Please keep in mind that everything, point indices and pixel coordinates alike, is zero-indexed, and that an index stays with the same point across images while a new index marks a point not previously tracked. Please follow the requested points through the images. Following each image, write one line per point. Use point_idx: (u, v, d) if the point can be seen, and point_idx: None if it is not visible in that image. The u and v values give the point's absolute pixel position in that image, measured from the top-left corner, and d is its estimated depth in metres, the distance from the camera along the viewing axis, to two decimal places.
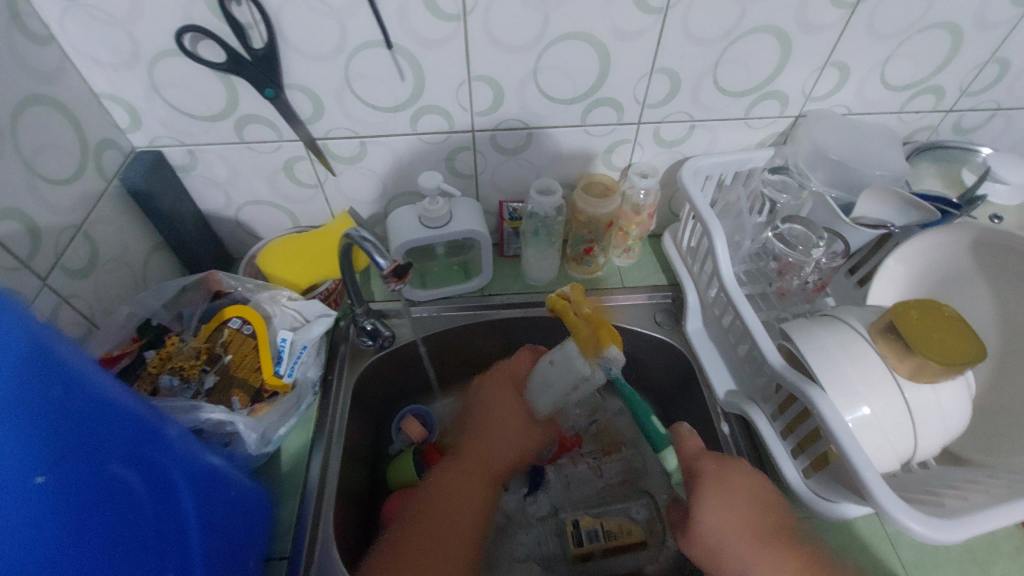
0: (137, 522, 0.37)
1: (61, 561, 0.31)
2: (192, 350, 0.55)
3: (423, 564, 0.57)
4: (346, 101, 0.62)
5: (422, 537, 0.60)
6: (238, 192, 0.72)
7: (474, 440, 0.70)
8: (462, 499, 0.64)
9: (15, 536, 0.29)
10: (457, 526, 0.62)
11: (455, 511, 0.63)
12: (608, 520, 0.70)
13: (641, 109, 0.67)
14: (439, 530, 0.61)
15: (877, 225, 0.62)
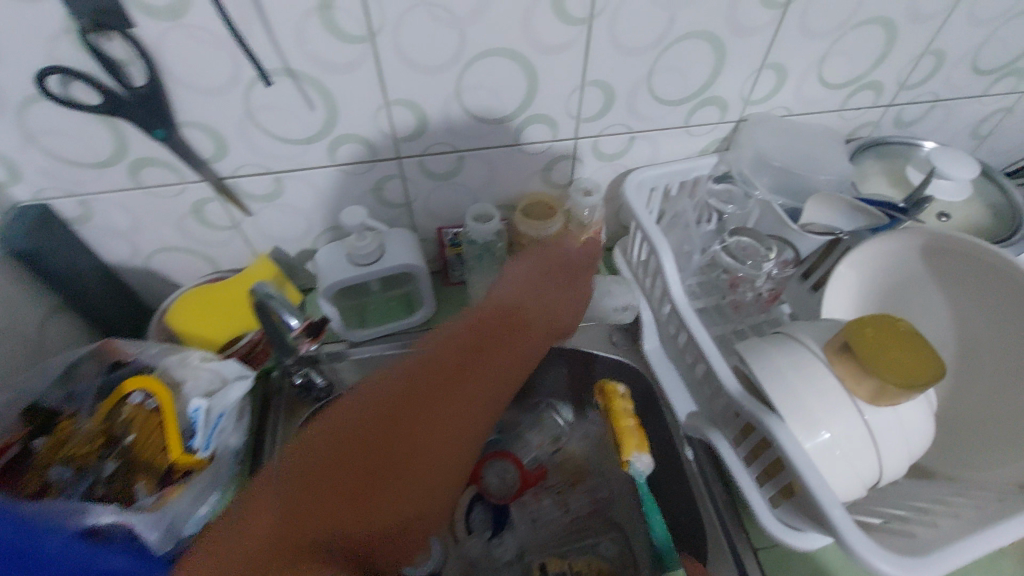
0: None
1: None
2: (88, 433, 0.48)
3: (429, 419, 0.42)
4: (252, 136, 0.56)
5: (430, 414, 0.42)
6: (145, 240, 0.65)
7: (464, 364, 0.47)
8: (479, 381, 0.46)
9: None
10: (461, 396, 0.45)
11: (449, 398, 0.44)
12: (576, 561, 0.67)
13: (577, 123, 0.63)
14: (433, 414, 0.43)
15: (826, 232, 0.60)
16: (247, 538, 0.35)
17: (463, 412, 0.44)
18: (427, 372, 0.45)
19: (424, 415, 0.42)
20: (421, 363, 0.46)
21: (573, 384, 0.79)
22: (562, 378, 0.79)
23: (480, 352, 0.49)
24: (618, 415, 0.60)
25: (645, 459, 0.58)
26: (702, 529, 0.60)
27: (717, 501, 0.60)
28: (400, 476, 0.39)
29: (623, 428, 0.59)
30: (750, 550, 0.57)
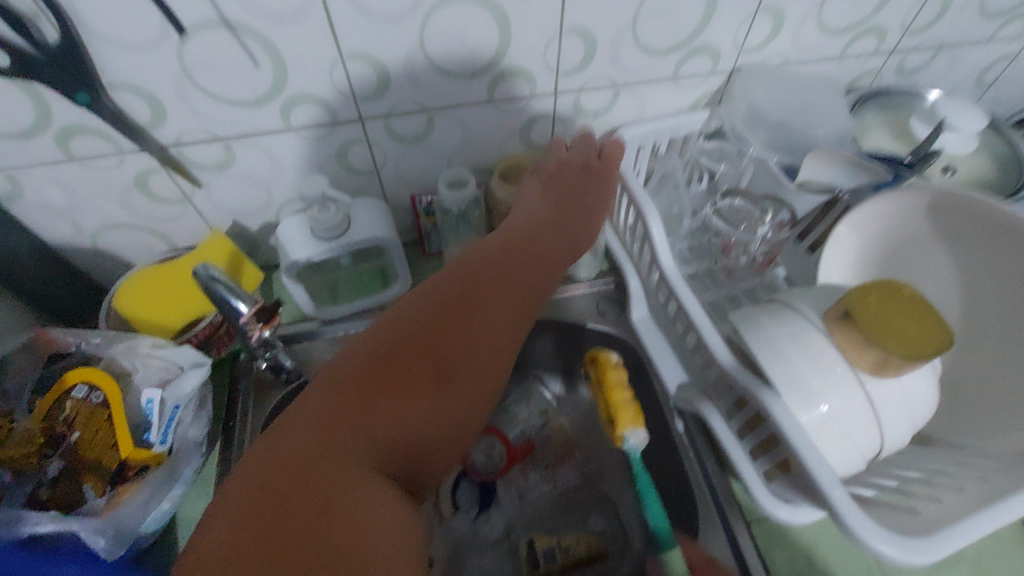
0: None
1: None
2: (24, 434, 0.44)
3: (450, 337, 0.50)
4: (193, 99, 0.50)
5: (446, 344, 0.50)
6: (88, 217, 0.60)
7: (484, 282, 0.55)
8: (496, 302, 0.54)
9: None
10: (474, 324, 0.52)
11: (460, 319, 0.52)
12: (565, 536, 0.64)
13: (556, 77, 0.57)
14: (451, 332, 0.51)
15: (824, 190, 0.57)
16: (300, 435, 0.40)
17: (474, 337, 0.51)
18: (447, 295, 0.53)
19: (450, 331, 0.50)
20: (436, 297, 0.53)
21: (560, 355, 0.76)
22: (548, 349, 0.76)
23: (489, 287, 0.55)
24: (611, 388, 0.56)
25: (640, 432, 0.54)
26: (693, 502, 0.58)
27: (709, 474, 0.58)
28: (414, 395, 0.46)
29: (615, 402, 0.56)
30: (742, 523, 0.55)
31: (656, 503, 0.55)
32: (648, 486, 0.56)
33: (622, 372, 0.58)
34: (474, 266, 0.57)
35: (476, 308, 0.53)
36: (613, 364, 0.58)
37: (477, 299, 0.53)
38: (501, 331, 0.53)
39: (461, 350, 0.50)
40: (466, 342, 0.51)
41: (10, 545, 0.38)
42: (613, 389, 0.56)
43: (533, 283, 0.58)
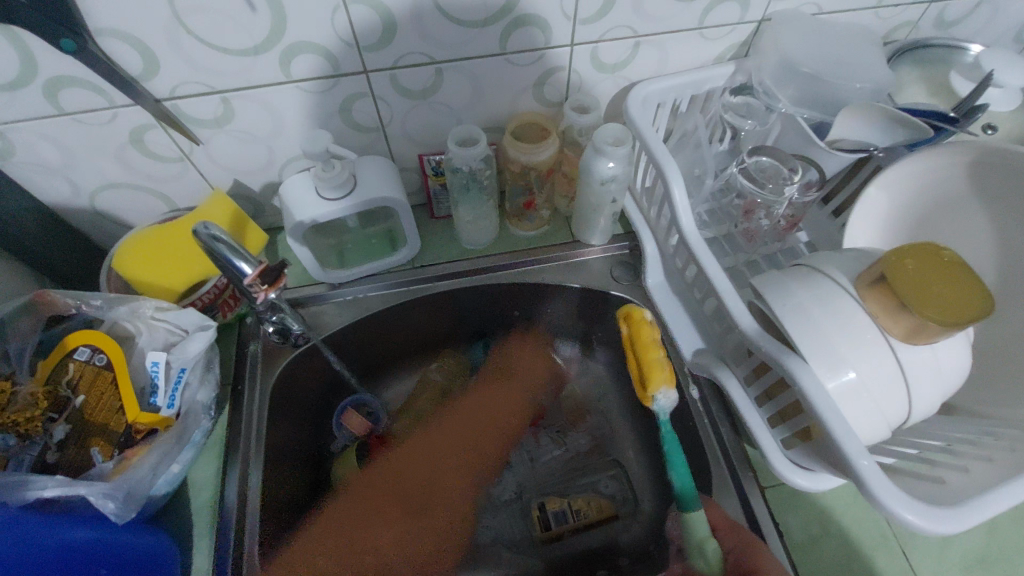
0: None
1: None
2: (26, 398, 0.42)
3: (437, 491, 0.71)
4: (185, 47, 0.47)
5: (438, 470, 0.71)
6: (84, 177, 0.57)
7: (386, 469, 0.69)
8: (492, 431, 0.74)
9: None
10: (455, 489, 0.71)
11: (462, 466, 0.72)
12: (576, 499, 0.66)
13: (573, 26, 0.54)
14: (420, 478, 0.70)
15: (857, 148, 0.53)
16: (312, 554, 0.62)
17: (461, 450, 0.72)
18: (453, 439, 0.73)
19: (419, 497, 0.69)
20: (453, 437, 0.73)
21: (572, 321, 0.74)
22: (559, 315, 0.74)
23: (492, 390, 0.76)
24: (645, 347, 0.55)
25: (671, 393, 0.53)
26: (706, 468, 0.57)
27: (725, 440, 0.57)
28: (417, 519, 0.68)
29: (649, 361, 0.54)
30: (757, 488, 0.54)
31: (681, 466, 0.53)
32: (676, 452, 0.54)
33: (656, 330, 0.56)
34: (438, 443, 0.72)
35: (478, 441, 0.73)
36: (648, 322, 0.56)
37: (464, 439, 0.73)
38: (459, 484, 0.71)
39: (439, 491, 0.71)
40: (447, 473, 0.71)
41: (19, 509, 0.39)
42: (646, 346, 0.55)
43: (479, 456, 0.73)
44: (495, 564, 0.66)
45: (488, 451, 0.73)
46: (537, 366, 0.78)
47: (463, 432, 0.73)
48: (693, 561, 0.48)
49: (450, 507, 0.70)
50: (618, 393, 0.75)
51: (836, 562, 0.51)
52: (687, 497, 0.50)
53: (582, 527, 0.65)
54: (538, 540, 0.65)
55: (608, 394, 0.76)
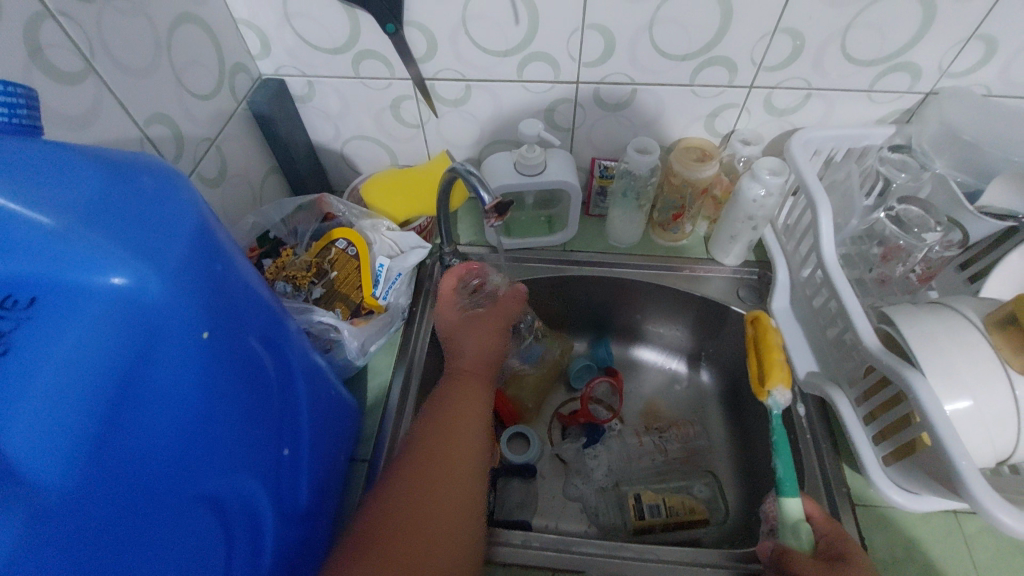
0: (263, 406, 0.40)
1: (203, 427, 0.34)
2: (304, 263, 0.60)
3: (431, 482, 0.49)
4: (460, 43, 0.64)
5: (424, 480, 0.49)
6: (347, 126, 0.76)
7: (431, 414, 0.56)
8: (461, 419, 0.55)
9: (171, 408, 0.32)
10: (440, 480, 0.50)
11: (437, 454, 0.51)
12: (670, 497, 0.70)
13: (757, 71, 0.64)
14: (434, 476, 0.50)
15: (1003, 216, 0.58)
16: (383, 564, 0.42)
17: (460, 406, 0.57)
18: (417, 449, 0.52)
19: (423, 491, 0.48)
20: (421, 443, 0.52)
21: (687, 332, 0.83)
22: (676, 323, 0.82)
23: (458, 387, 0.59)
24: (769, 349, 0.63)
25: (787, 392, 0.60)
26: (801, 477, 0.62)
27: (823, 456, 0.62)
28: (432, 509, 0.47)
29: (771, 360, 0.61)
30: (848, 505, 0.58)
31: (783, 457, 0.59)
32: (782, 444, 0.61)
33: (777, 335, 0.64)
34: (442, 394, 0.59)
35: (460, 406, 0.57)
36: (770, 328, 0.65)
37: (442, 445, 0.52)
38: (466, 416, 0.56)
39: (449, 451, 0.52)
40: (463, 438, 0.54)
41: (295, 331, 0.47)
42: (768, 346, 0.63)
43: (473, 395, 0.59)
44: (577, 525, 0.72)
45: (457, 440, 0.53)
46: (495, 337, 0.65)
47: (438, 431, 0.54)
48: (784, 539, 0.54)
49: (457, 474, 0.51)
50: (717, 408, 0.80)
51: None
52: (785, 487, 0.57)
53: (673, 523, 0.67)
54: (630, 529, 0.68)
55: (707, 407, 0.81)
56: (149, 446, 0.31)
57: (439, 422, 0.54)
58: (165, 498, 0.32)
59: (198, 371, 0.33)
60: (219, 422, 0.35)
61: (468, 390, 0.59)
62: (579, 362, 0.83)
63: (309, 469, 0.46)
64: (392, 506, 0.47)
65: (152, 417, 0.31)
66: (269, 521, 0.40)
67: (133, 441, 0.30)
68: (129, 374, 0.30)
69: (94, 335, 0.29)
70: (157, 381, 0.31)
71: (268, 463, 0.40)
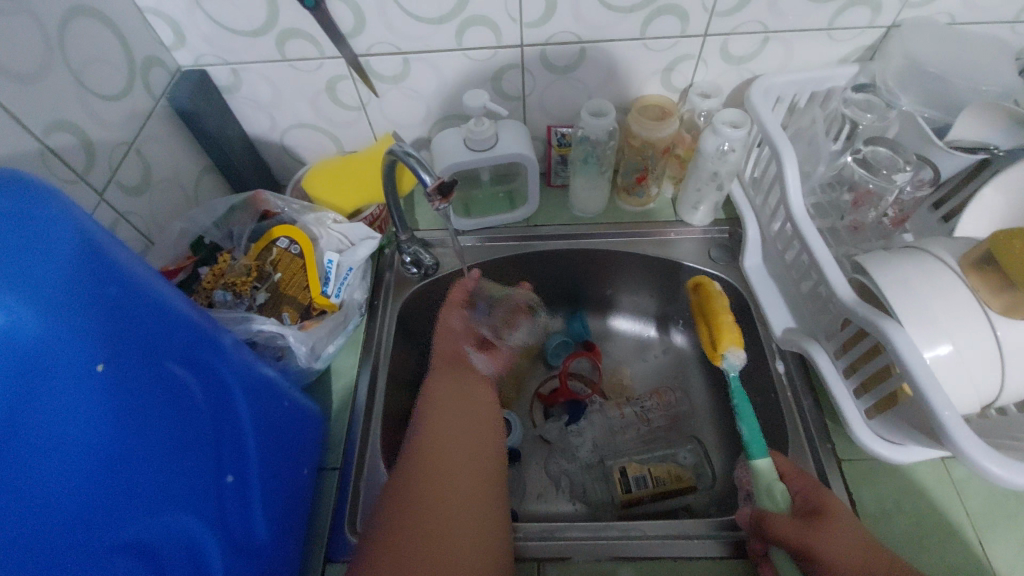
0: (192, 433, 0.36)
1: (117, 470, 0.31)
2: (243, 267, 0.55)
3: (432, 474, 0.51)
4: (389, 13, 0.59)
5: (427, 481, 0.50)
6: (283, 115, 0.71)
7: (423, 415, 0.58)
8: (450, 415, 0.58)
9: (75, 454, 0.29)
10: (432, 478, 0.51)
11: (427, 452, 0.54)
12: (656, 467, 0.67)
13: (709, 18, 0.60)
14: (435, 471, 0.51)
15: (974, 148, 0.56)
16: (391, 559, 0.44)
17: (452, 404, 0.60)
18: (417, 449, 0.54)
19: (424, 497, 0.49)
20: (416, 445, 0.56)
21: (662, 297, 0.80)
22: (649, 290, 0.80)
23: (452, 374, 0.64)
24: (717, 313, 0.65)
25: (739, 353, 0.62)
26: (784, 432, 0.61)
27: (805, 412, 0.60)
28: (438, 505, 0.48)
29: (720, 325, 0.64)
30: (833, 461, 0.57)
31: (748, 422, 0.59)
32: (744, 404, 0.62)
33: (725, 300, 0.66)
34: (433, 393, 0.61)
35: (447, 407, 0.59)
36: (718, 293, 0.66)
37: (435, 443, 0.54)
38: (455, 413, 0.58)
39: (442, 446, 0.54)
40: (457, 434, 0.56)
41: (230, 342, 0.43)
42: (717, 313, 0.65)
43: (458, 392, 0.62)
44: (566, 505, 0.70)
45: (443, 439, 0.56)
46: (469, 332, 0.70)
47: (434, 432, 0.56)
48: (761, 503, 0.53)
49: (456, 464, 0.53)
50: (697, 373, 0.78)
51: (906, 537, 0.52)
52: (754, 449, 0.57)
53: (661, 494, 0.66)
54: (618, 504, 0.66)
55: (688, 372, 0.80)
56: (50, 501, 0.27)
57: (434, 422, 0.57)
58: (73, 554, 0.28)
59: (105, 404, 0.30)
60: (138, 458, 0.32)
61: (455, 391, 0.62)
62: (556, 338, 0.80)
63: (260, 493, 0.43)
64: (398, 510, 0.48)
65: (54, 465, 0.27)
66: (215, 555, 0.38)
67: (31, 495, 0.26)
68: (19, 419, 0.26)
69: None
70: (51, 427, 0.27)
71: (205, 495, 0.37)
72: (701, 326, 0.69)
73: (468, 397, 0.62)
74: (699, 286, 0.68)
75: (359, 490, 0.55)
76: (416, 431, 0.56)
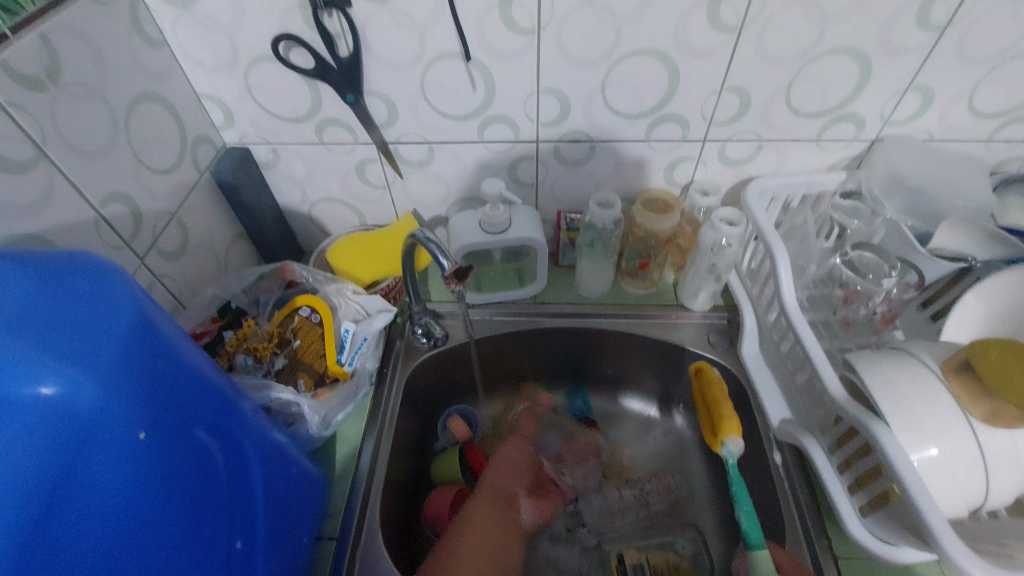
0: (211, 500, 0.38)
1: (140, 533, 0.33)
2: (266, 333, 0.59)
3: None
4: (420, 109, 0.65)
5: None
6: (313, 189, 0.77)
7: (458, 537, 0.63)
8: (484, 560, 0.63)
9: (104, 516, 0.31)
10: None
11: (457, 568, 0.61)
12: (654, 555, 0.68)
13: (708, 126, 0.67)
14: None
15: (955, 258, 0.60)
16: None
17: (488, 549, 0.64)
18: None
19: None
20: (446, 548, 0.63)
21: (662, 378, 0.82)
22: (650, 371, 0.82)
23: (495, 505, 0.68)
24: (716, 400, 0.67)
25: (739, 441, 0.64)
26: (781, 524, 0.61)
27: (802, 506, 0.60)
28: None
29: (718, 413, 0.65)
30: (830, 558, 0.56)
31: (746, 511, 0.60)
32: (742, 493, 0.63)
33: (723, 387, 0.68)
34: (474, 517, 0.66)
35: (484, 540, 0.65)
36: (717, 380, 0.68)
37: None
38: (487, 560, 0.63)
39: None
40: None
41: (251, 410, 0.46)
42: (716, 400, 0.66)
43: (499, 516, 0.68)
44: None
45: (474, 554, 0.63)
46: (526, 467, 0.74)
47: (463, 562, 0.61)
48: None
49: None
50: (697, 456, 0.79)
51: None
52: (754, 541, 0.57)
53: None
54: None
55: (687, 455, 0.80)
56: (75, 561, 0.29)
57: (468, 555, 0.62)
58: None
59: (137, 471, 0.32)
60: (160, 524, 0.34)
61: (493, 529, 0.66)
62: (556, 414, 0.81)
63: (265, 560, 0.44)
64: None
65: (83, 530, 0.30)
66: None
67: (59, 555, 0.29)
68: (58, 486, 0.29)
69: (18, 449, 0.27)
70: (88, 488, 0.30)
71: (215, 562, 0.38)
72: (699, 410, 0.71)
73: (506, 535, 0.67)
74: (699, 371, 0.70)
75: (356, 562, 0.56)
76: (446, 552, 0.62)
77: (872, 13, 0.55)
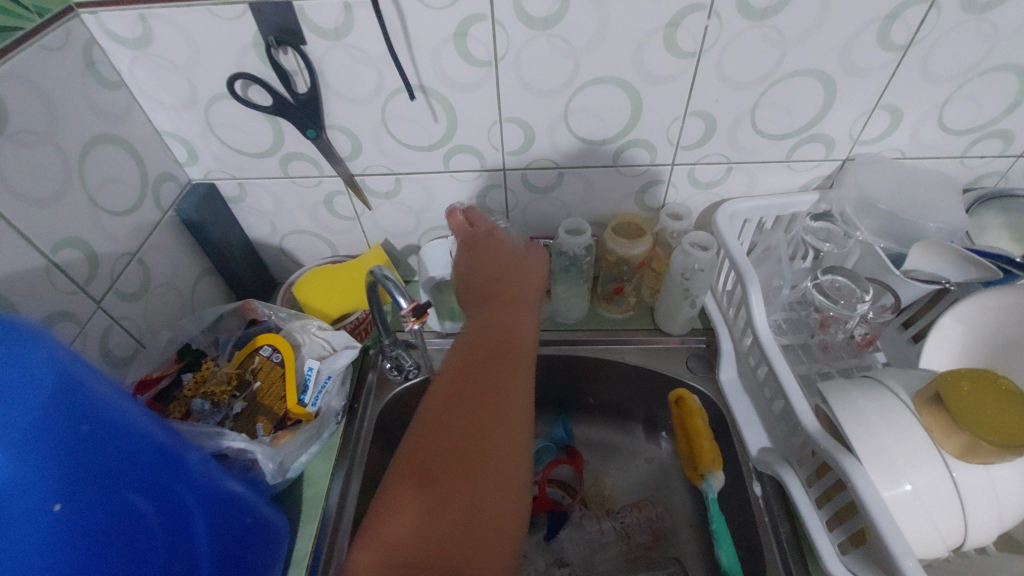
0: (145, 565, 0.37)
1: None
2: (225, 375, 0.58)
3: (479, 399, 0.45)
4: (383, 141, 0.65)
5: (477, 401, 0.45)
6: (282, 222, 0.76)
7: (474, 347, 0.49)
8: (506, 348, 0.49)
9: None
10: (513, 417, 0.45)
11: (505, 390, 0.46)
12: None
13: (675, 150, 0.66)
14: (480, 391, 0.45)
15: (931, 280, 0.59)
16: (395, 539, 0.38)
17: (501, 357, 0.48)
18: (459, 377, 0.47)
19: (450, 468, 0.41)
20: (464, 374, 0.47)
21: (642, 403, 0.80)
22: (630, 396, 0.80)
23: (500, 318, 0.53)
24: (697, 431, 0.66)
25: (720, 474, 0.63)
26: (761, 560, 0.59)
27: (783, 542, 0.58)
28: (476, 461, 0.42)
29: (700, 446, 0.65)
30: None
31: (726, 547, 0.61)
32: (723, 531, 0.63)
33: (703, 416, 0.67)
34: (479, 334, 0.51)
35: (493, 345, 0.49)
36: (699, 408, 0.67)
37: (485, 372, 0.47)
38: (505, 361, 0.48)
39: (493, 380, 0.46)
40: (510, 367, 0.48)
41: (196, 462, 0.44)
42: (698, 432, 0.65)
43: (519, 317, 0.53)
44: None
45: (522, 355, 0.50)
46: (531, 273, 0.58)
47: (476, 362, 0.48)
48: None
49: (512, 389, 0.46)
50: (681, 484, 0.77)
51: None
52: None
53: None
54: None
55: (671, 483, 0.78)
56: None
57: (473, 359, 0.48)
58: None
59: (53, 543, 0.31)
60: None
61: (509, 323, 0.52)
62: (537, 443, 0.80)
63: None
64: (419, 475, 0.41)
65: None
66: None
67: None
68: None
69: None
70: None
71: None
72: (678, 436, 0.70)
73: (527, 336, 0.52)
74: (681, 397, 0.69)
75: None
76: (454, 366, 0.48)
77: (831, 34, 0.54)
